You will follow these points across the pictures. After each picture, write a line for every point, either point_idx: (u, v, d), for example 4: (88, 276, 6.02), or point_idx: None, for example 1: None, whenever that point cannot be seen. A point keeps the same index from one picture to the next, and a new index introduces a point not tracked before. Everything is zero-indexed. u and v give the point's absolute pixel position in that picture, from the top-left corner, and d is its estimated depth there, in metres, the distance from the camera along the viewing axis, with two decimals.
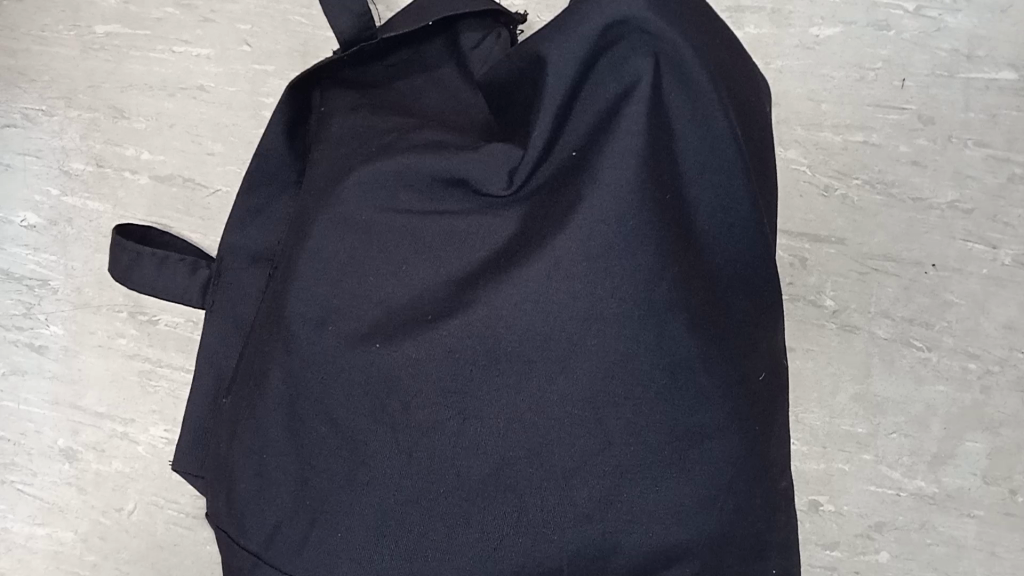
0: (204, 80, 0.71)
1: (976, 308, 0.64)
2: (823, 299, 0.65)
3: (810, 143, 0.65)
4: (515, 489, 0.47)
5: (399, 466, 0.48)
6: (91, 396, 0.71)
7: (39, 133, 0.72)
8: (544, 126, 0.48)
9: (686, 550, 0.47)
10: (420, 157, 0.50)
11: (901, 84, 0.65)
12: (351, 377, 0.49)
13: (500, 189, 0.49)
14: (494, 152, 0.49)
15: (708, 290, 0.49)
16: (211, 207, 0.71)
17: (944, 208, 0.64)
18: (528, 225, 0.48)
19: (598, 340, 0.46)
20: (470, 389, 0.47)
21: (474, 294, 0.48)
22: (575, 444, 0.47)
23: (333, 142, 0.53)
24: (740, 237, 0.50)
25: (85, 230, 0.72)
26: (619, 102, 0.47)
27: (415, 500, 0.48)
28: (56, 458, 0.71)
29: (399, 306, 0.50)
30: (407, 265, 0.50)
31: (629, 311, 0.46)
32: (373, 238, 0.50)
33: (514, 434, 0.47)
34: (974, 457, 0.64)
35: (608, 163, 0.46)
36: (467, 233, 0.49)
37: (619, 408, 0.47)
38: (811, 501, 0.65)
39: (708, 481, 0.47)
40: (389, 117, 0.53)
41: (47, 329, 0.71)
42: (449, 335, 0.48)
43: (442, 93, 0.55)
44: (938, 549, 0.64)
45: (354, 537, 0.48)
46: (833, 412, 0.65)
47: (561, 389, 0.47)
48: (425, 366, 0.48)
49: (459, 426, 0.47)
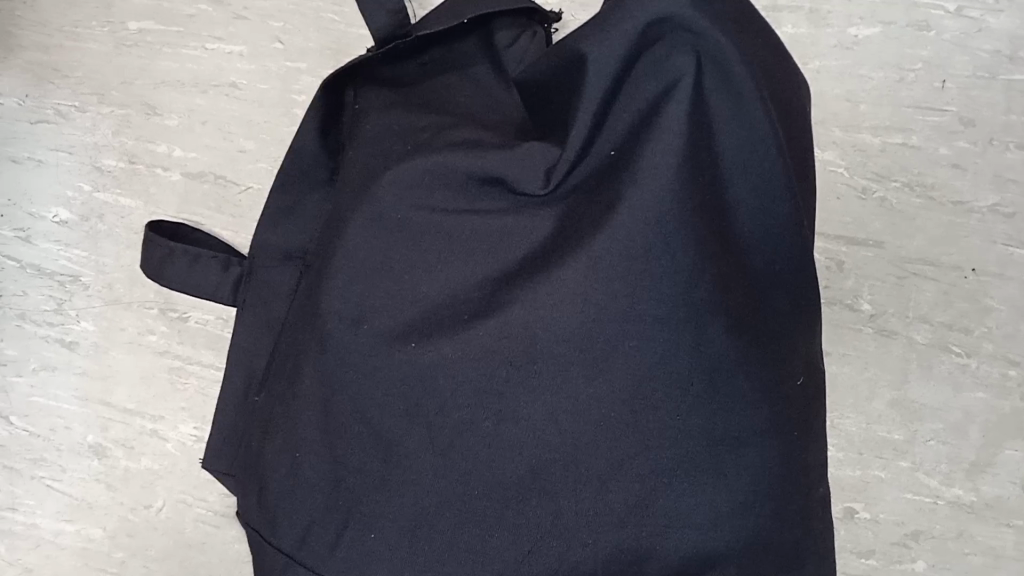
0: (236, 77, 0.71)
1: (1016, 314, 0.63)
2: (860, 303, 0.64)
3: (848, 144, 0.64)
4: (551, 492, 0.47)
5: (434, 466, 0.48)
6: (121, 392, 0.71)
7: (71, 129, 0.73)
8: (582, 126, 0.47)
9: (722, 557, 0.47)
10: (456, 156, 0.49)
11: (940, 85, 0.64)
12: (385, 376, 0.49)
13: (536, 188, 0.49)
14: (530, 149, 0.48)
15: (748, 292, 0.48)
16: (241, 204, 0.71)
17: (984, 211, 0.63)
18: (564, 226, 0.48)
19: (637, 342, 0.46)
20: (507, 390, 0.47)
21: (511, 293, 0.47)
22: (611, 447, 0.46)
23: (367, 139, 0.53)
24: (782, 240, 0.49)
25: (116, 226, 0.72)
26: (659, 102, 0.47)
27: (449, 502, 0.47)
28: (85, 454, 0.71)
29: (434, 305, 0.49)
30: (442, 264, 0.49)
31: (668, 312, 0.46)
32: (408, 236, 0.50)
33: (549, 436, 0.46)
34: (1014, 465, 0.63)
35: (648, 164, 0.46)
36: (503, 232, 0.49)
37: (656, 411, 0.46)
38: (846, 508, 0.64)
39: (745, 485, 0.47)
40: (422, 115, 0.53)
41: (77, 325, 0.72)
42: (485, 335, 0.47)
43: (475, 92, 0.54)
44: (976, 559, 0.63)
45: (387, 537, 0.48)
46: (869, 418, 0.64)
47: (599, 391, 0.46)
48: (459, 366, 0.48)
49: (494, 427, 0.47)
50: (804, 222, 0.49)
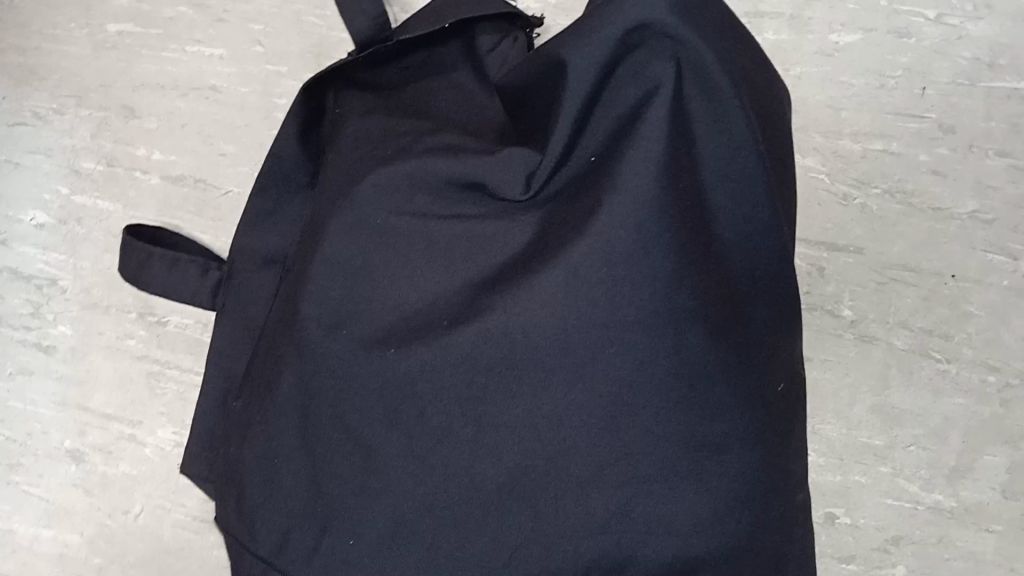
0: (217, 80, 0.71)
1: (996, 320, 0.63)
2: (841, 309, 0.65)
3: (829, 150, 0.65)
4: (531, 499, 0.46)
5: (413, 473, 0.47)
6: (99, 398, 0.70)
7: (50, 132, 0.72)
8: (563, 131, 0.47)
9: (702, 564, 0.47)
10: (436, 161, 0.49)
11: (921, 92, 0.64)
12: (365, 382, 0.48)
13: (517, 194, 0.48)
14: (511, 155, 0.48)
15: (729, 298, 0.48)
16: (221, 208, 0.70)
17: (964, 218, 0.64)
18: (545, 231, 0.48)
19: (617, 348, 0.46)
20: (487, 396, 0.47)
21: (491, 299, 0.47)
22: (590, 453, 0.46)
23: (347, 144, 0.53)
24: (762, 246, 0.49)
25: (95, 229, 0.71)
26: (640, 108, 0.47)
27: (428, 509, 0.47)
28: (62, 460, 0.70)
29: (414, 311, 0.49)
30: (422, 270, 0.49)
31: (649, 318, 0.46)
32: (388, 241, 0.49)
33: (529, 442, 0.46)
34: (993, 471, 0.63)
35: (629, 169, 0.46)
36: (484, 237, 0.49)
37: (635, 418, 0.46)
38: (827, 513, 0.64)
39: (725, 492, 0.46)
40: (403, 121, 0.52)
41: (55, 329, 0.71)
42: (466, 341, 0.47)
43: (456, 96, 0.54)
44: (957, 564, 0.63)
45: (366, 544, 0.48)
46: (850, 423, 0.64)
47: (579, 397, 0.46)
48: (439, 372, 0.47)
49: (474, 433, 0.47)
50: (783, 228, 0.49)
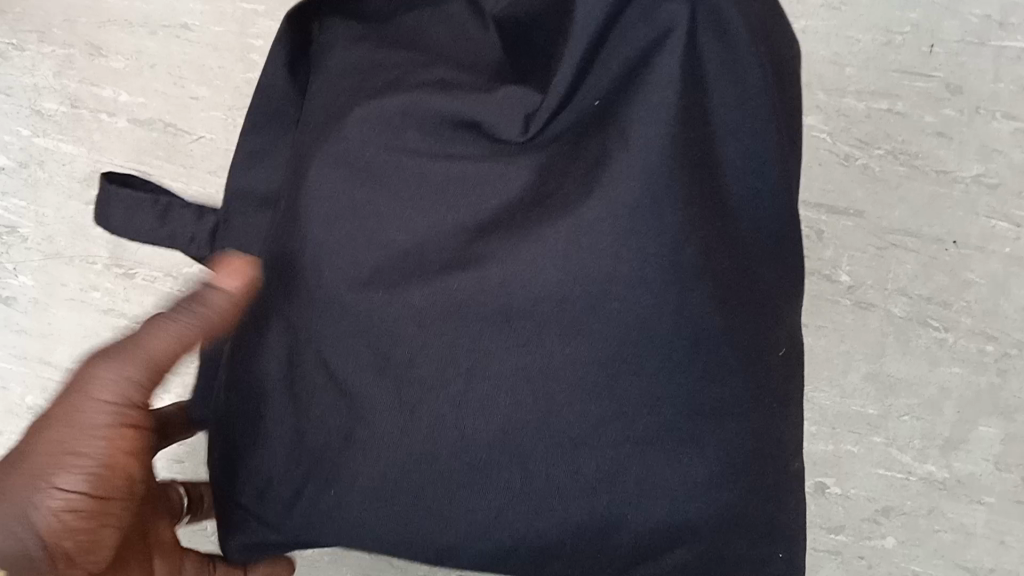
0: (189, 19, 0.68)
1: (996, 289, 0.62)
2: (839, 274, 0.63)
3: (832, 108, 0.63)
4: (522, 457, 0.43)
5: (399, 424, 0.44)
6: (62, 351, 0.66)
7: (10, 69, 0.69)
8: (567, 73, 0.44)
9: (693, 531, 0.44)
10: (430, 97, 0.46)
11: (928, 50, 0.63)
12: (347, 327, 0.45)
13: (515, 136, 0.46)
14: (510, 96, 0.45)
15: (736, 256, 0.46)
16: (193, 153, 0.67)
17: (968, 182, 0.62)
18: (544, 177, 0.45)
19: (618, 303, 0.43)
20: (479, 345, 0.43)
21: (487, 245, 0.44)
22: (585, 410, 0.43)
23: (333, 77, 0.50)
24: (769, 211, 0.48)
25: (58, 174, 0.67)
26: (650, 51, 0.44)
27: (416, 460, 0.44)
28: (23, 417, 0.66)
29: (402, 252, 0.45)
30: (411, 210, 0.45)
31: (653, 273, 0.43)
32: (376, 178, 0.46)
33: (522, 397, 0.43)
34: (988, 442, 0.61)
35: (638, 116, 0.43)
36: (477, 180, 0.45)
37: (634, 378, 0.43)
38: (818, 483, 0.62)
39: (720, 457, 0.44)
40: (391, 53, 0.49)
41: (14, 279, 0.67)
42: (459, 289, 0.44)
43: (448, 32, 0.49)
44: (947, 536, 0.61)
45: (349, 495, 0.45)
46: (844, 392, 0.63)
47: (575, 352, 0.43)
48: (427, 317, 0.44)
49: (464, 385, 0.43)
50: (787, 189, 0.48)
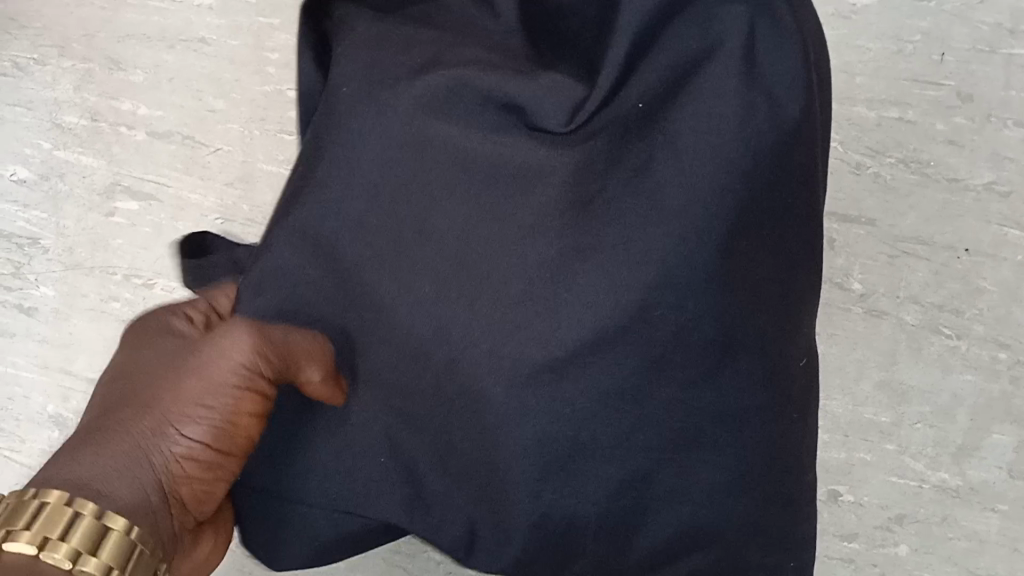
0: (206, 32, 0.69)
1: (1008, 296, 0.62)
2: (851, 282, 0.63)
3: (842, 117, 0.64)
4: (555, 468, 0.44)
5: (440, 418, 0.45)
6: (81, 361, 0.67)
7: (31, 83, 0.70)
8: (612, 66, 0.44)
9: (709, 536, 0.46)
10: (480, 76, 0.45)
11: (939, 59, 0.64)
12: (400, 320, 0.45)
13: (557, 126, 0.45)
14: (556, 83, 0.45)
15: (773, 270, 0.45)
16: (210, 165, 0.68)
17: (979, 190, 0.63)
18: (584, 175, 0.44)
19: (656, 313, 0.43)
20: (521, 345, 0.43)
21: (535, 244, 0.43)
22: (613, 422, 0.43)
23: (362, 42, 0.47)
24: (803, 229, 0.46)
25: (77, 186, 0.69)
26: (701, 58, 0.44)
27: (445, 456, 0.46)
28: (44, 425, 0.67)
29: (448, 244, 0.44)
30: (458, 202, 0.44)
31: (690, 283, 0.43)
32: (419, 160, 0.45)
33: (558, 407, 0.43)
34: (1000, 449, 0.61)
35: (682, 122, 0.43)
36: (524, 170, 0.45)
37: (661, 386, 0.44)
38: (830, 491, 0.62)
39: (741, 468, 0.45)
40: (419, 32, 0.48)
41: (36, 290, 0.68)
42: (505, 284, 0.43)
43: (456, 25, 0.49)
44: (961, 544, 0.61)
45: (383, 492, 0.48)
46: (856, 400, 0.63)
47: (613, 358, 0.43)
48: (470, 313, 0.44)
49: (505, 389, 0.43)
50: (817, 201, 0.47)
